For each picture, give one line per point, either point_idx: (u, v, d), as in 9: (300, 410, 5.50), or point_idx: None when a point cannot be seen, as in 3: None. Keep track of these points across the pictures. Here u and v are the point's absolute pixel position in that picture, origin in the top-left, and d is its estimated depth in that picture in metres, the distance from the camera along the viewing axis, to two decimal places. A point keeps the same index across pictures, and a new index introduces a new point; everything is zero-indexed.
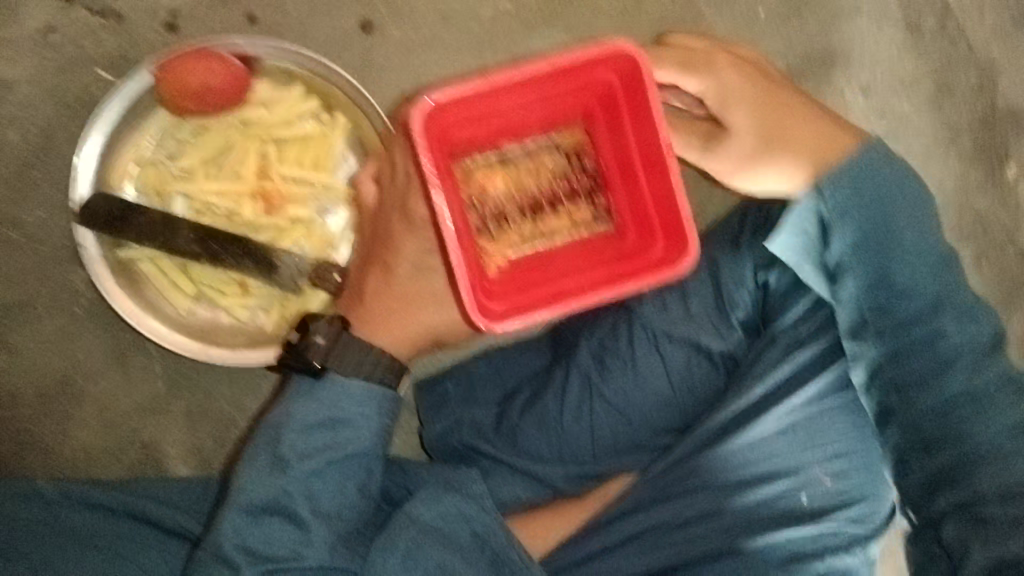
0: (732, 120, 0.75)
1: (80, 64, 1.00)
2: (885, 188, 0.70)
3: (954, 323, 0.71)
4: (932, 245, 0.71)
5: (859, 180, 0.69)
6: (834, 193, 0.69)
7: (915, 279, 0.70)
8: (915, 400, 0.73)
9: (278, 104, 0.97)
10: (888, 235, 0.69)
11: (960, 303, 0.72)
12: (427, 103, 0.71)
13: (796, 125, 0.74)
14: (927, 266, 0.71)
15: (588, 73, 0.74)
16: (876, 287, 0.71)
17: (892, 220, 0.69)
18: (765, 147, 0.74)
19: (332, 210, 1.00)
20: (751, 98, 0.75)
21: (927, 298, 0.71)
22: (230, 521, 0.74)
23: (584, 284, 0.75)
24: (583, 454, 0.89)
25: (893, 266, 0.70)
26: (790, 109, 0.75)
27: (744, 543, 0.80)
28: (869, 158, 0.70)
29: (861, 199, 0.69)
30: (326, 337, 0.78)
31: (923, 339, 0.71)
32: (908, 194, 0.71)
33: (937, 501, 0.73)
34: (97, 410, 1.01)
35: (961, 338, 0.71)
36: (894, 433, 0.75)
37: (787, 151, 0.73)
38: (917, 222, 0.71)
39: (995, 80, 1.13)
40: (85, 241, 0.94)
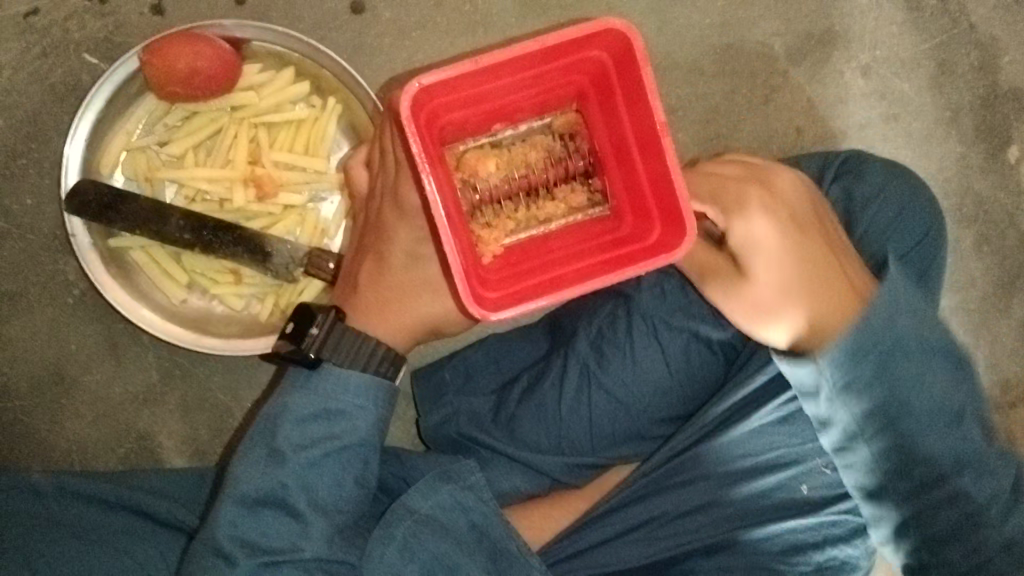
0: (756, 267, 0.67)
1: (66, 49, 0.98)
2: (899, 350, 0.63)
3: (976, 482, 0.66)
4: (946, 402, 0.65)
5: (863, 348, 0.63)
6: (836, 368, 0.64)
7: (931, 443, 0.65)
8: (946, 552, 0.67)
9: (267, 89, 0.95)
10: (898, 404, 0.64)
11: (982, 455, 0.66)
12: (416, 86, 0.68)
13: (823, 278, 0.66)
14: (944, 425, 0.65)
15: (580, 52, 0.72)
16: (890, 453, 0.66)
17: (902, 381, 0.63)
18: (784, 301, 0.66)
19: (326, 197, 0.99)
20: (781, 244, 0.66)
21: (949, 456, 0.65)
22: (225, 513, 0.73)
23: (580, 270, 0.73)
24: (582, 443, 0.88)
25: (907, 431, 0.65)
26: (815, 257, 0.67)
27: (741, 533, 0.81)
28: (880, 323, 0.63)
29: (865, 367, 0.63)
30: (321, 327, 0.77)
31: (936, 501, 0.66)
32: (925, 347, 0.63)
33: None
34: (90, 400, 1.00)
35: (982, 496, 0.66)
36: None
37: (799, 303, 0.66)
38: (932, 379, 0.64)
39: (997, 59, 1.11)
40: (75, 230, 0.92)
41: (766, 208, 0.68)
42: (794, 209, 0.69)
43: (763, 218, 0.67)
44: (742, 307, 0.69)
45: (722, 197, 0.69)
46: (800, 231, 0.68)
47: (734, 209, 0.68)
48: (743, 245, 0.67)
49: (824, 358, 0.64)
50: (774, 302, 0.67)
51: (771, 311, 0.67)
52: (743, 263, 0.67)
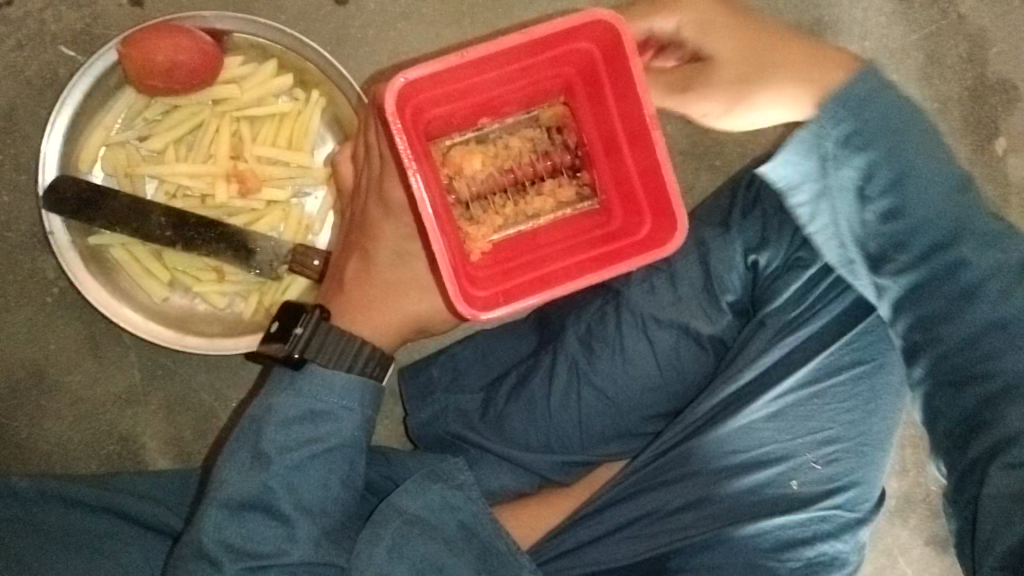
0: (716, 52, 0.73)
1: (42, 41, 0.96)
2: (893, 114, 0.67)
3: (977, 249, 0.67)
4: (940, 172, 0.68)
5: (860, 105, 0.66)
6: (835, 122, 0.66)
7: (932, 206, 0.67)
8: (943, 333, 0.69)
9: (250, 82, 0.93)
10: (901, 162, 0.66)
11: (981, 228, 0.68)
12: (400, 81, 0.67)
13: (782, 58, 0.72)
14: (943, 189, 0.67)
15: (567, 45, 0.71)
16: (897, 213, 0.67)
17: (901, 140, 0.66)
18: (751, 85, 0.73)
19: (311, 191, 0.97)
20: (728, 21, 0.74)
21: (947, 219, 0.67)
22: (210, 517, 0.72)
23: (571, 266, 0.72)
24: (571, 440, 0.88)
25: (908, 193, 0.67)
26: (772, 38, 0.73)
27: (734, 530, 0.80)
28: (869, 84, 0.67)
29: (866, 126, 0.66)
30: (306, 327, 0.75)
31: (945, 266, 0.68)
32: (916, 116, 0.68)
33: (973, 446, 0.70)
34: (71, 401, 0.98)
35: (984, 267, 0.67)
36: (930, 359, 0.71)
37: (774, 75, 0.72)
38: (925, 147, 0.67)
39: (984, 50, 1.10)
40: (53, 228, 0.91)
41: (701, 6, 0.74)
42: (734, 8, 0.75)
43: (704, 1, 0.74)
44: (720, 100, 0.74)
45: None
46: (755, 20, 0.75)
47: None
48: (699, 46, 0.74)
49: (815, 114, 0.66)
50: (740, 91, 0.73)
51: (750, 93, 0.73)
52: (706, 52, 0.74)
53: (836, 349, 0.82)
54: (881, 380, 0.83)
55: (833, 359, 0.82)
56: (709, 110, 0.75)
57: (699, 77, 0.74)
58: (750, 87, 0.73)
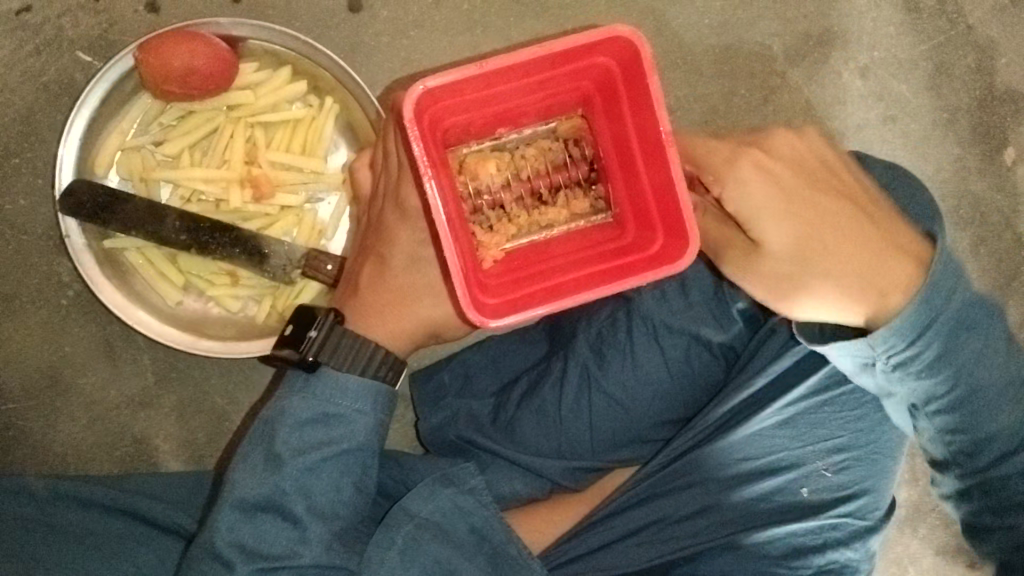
0: (772, 242, 0.68)
1: (60, 46, 0.97)
2: (959, 334, 0.68)
3: None
4: (1003, 380, 0.71)
5: (926, 332, 0.67)
6: (893, 353, 0.68)
7: (996, 420, 0.72)
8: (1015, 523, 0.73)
9: (264, 88, 0.94)
10: (962, 385, 0.70)
11: None
12: (419, 89, 0.68)
13: (835, 258, 0.69)
14: (1001, 397, 0.71)
15: (586, 58, 0.72)
16: (954, 429, 0.72)
17: (966, 361, 0.69)
18: (799, 282, 0.69)
19: (324, 197, 0.98)
20: (785, 202, 0.67)
21: (1005, 424, 0.72)
22: (223, 518, 0.72)
23: (582, 278, 0.73)
24: (582, 446, 0.88)
25: (970, 409, 0.71)
26: (836, 224, 0.69)
27: (741, 537, 0.81)
28: (940, 306, 0.67)
29: (927, 355, 0.68)
30: (320, 330, 0.76)
31: (994, 463, 0.73)
32: (981, 326, 0.69)
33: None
34: (85, 402, 0.99)
35: None
36: (999, 539, 0.74)
37: (828, 276, 0.69)
38: (990, 354, 0.70)
39: (994, 60, 1.11)
40: (69, 232, 0.91)
41: (763, 172, 0.68)
42: (795, 163, 0.70)
43: (759, 181, 0.67)
44: (765, 290, 0.71)
45: (707, 160, 0.69)
46: (810, 200, 0.68)
47: (721, 167, 0.68)
48: (746, 215, 0.68)
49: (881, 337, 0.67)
50: (784, 283, 0.70)
51: (794, 288, 0.69)
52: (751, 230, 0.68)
53: None
54: None
55: None
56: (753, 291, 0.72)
57: (747, 254, 0.70)
58: (795, 280, 0.69)
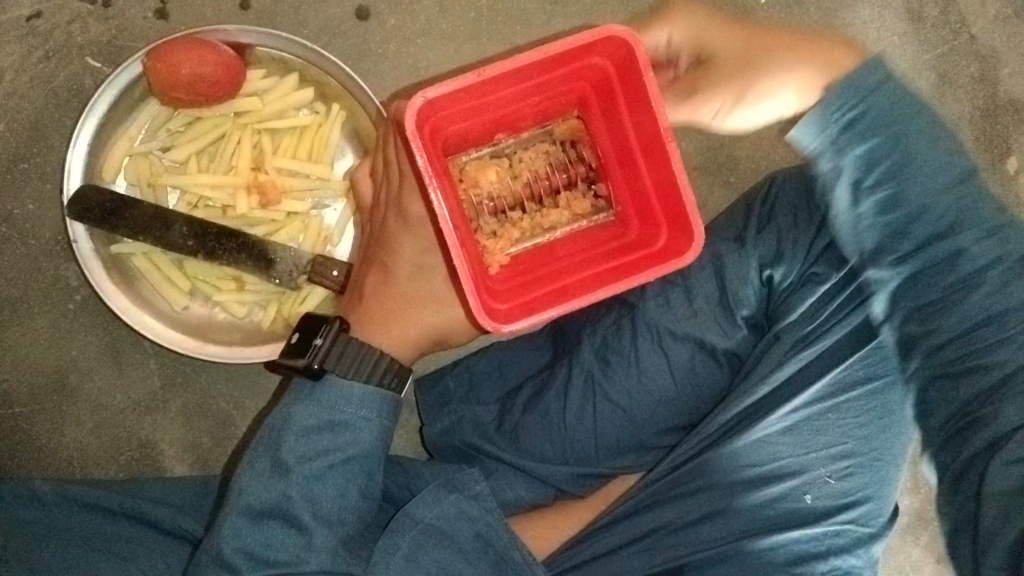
0: (720, 54, 0.76)
1: (69, 52, 0.98)
2: (900, 102, 0.61)
3: (977, 240, 0.60)
4: (944, 157, 0.61)
5: (866, 91, 0.61)
6: (841, 110, 0.61)
7: (933, 196, 0.60)
8: (938, 323, 0.61)
9: (272, 95, 0.95)
10: (903, 152, 0.60)
11: (987, 215, 0.60)
12: (419, 100, 0.69)
13: (786, 49, 0.70)
14: (949, 184, 0.60)
15: (580, 60, 0.72)
16: (894, 206, 0.61)
17: (907, 127, 0.60)
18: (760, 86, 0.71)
19: (329, 203, 0.99)
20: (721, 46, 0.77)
21: (942, 207, 0.60)
22: (230, 524, 0.73)
23: (589, 278, 0.73)
24: (586, 453, 0.88)
25: (909, 182, 0.60)
26: (776, 48, 0.72)
27: (747, 543, 0.80)
28: (875, 73, 0.61)
29: (871, 117, 0.60)
30: (326, 338, 0.76)
31: (925, 243, 0.60)
32: (920, 107, 0.62)
33: (968, 438, 0.60)
34: (90, 406, 0.99)
35: (985, 258, 0.60)
36: (920, 356, 0.63)
37: (779, 70, 0.69)
38: (933, 130, 0.61)
39: (997, 70, 1.12)
40: (77, 237, 0.92)
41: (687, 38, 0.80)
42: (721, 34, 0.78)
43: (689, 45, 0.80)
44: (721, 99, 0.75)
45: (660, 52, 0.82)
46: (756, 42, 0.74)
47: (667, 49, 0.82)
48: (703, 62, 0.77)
49: (828, 98, 0.61)
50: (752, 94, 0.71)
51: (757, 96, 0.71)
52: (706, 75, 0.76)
53: (851, 364, 0.83)
54: (893, 396, 0.83)
55: (849, 375, 0.83)
56: (716, 109, 0.76)
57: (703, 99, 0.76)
58: (757, 85, 0.71)
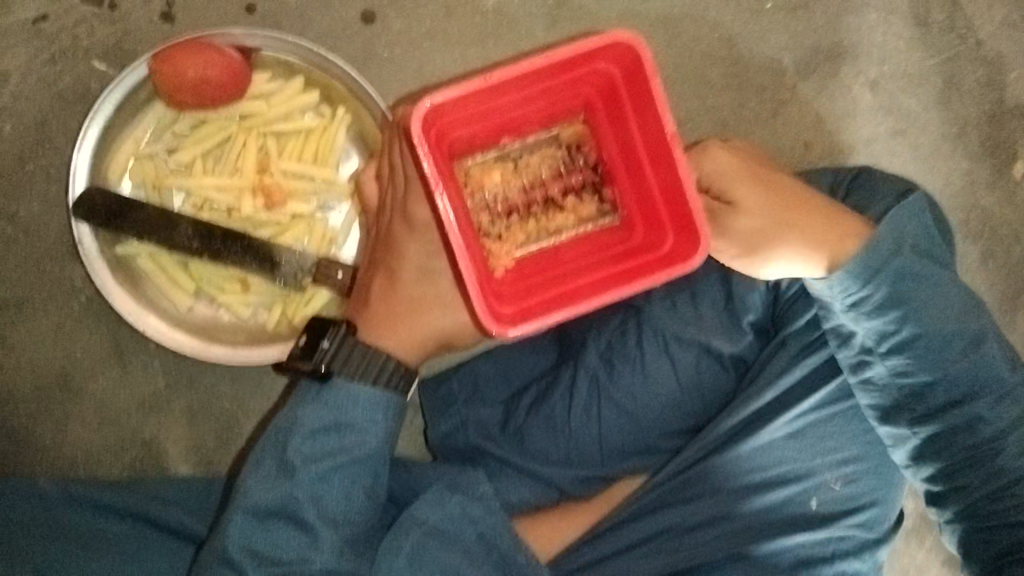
0: (744, 200, 0.75)
1: (76, 55, 0.98)
2: (914, 279, 0.73)
3: (990, 406, 0.76)
4: (954, 329, 0.75)
5: (881, 273, 0.73)
6: (850, 291, 0.74)
7: (946, 367, 0.75)
8: (966, 478, 0.78)
9: (277, 98, 0.95)
10: (916, 329, 0.74)
11: (996, 382, 0.76)
12: (426, 105, 0.69)
13: (799, 221, 0.75)
14: (962, 353, 0.75)
15: (587, 65, 0.72)
16: (908, 372, 0.76)
17: (918, 306, 0.74)
18: (766, 243, 0.75)
19: (334, 206, 0.98)
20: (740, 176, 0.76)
21: (961, 381, 0.75)
22: (235, 522, 0.72)
23: (595, 282, 0.73)
24: (591, 456, 0.88)
25: (922, 357, 0.75)
26: (791, 205, 0.76)
27: (751, 548, 0.81)
28: (896, 261, 0.73)
29: (881, 296, 0.74)
30: (332, 341, 0.76)
31: (945, 408, 0.76)
32: (935, 275, 0.75)
33: (1010, 571, 0.78)
34: (95, 406, 0.99)
35: (998, 423, 0.76)
36: (954, 505, 0.80)
37: (787, 238, 0.75)
38: (944, 302, 0.75)
39: (1002, 75, 1.12)
40: (82, 238, 0.92)
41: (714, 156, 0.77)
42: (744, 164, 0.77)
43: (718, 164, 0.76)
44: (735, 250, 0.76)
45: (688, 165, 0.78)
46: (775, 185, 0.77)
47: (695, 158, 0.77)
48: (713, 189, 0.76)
49: (834, 280, 0.74)
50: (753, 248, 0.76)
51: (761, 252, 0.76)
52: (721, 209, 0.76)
53: None
54: None
55: None
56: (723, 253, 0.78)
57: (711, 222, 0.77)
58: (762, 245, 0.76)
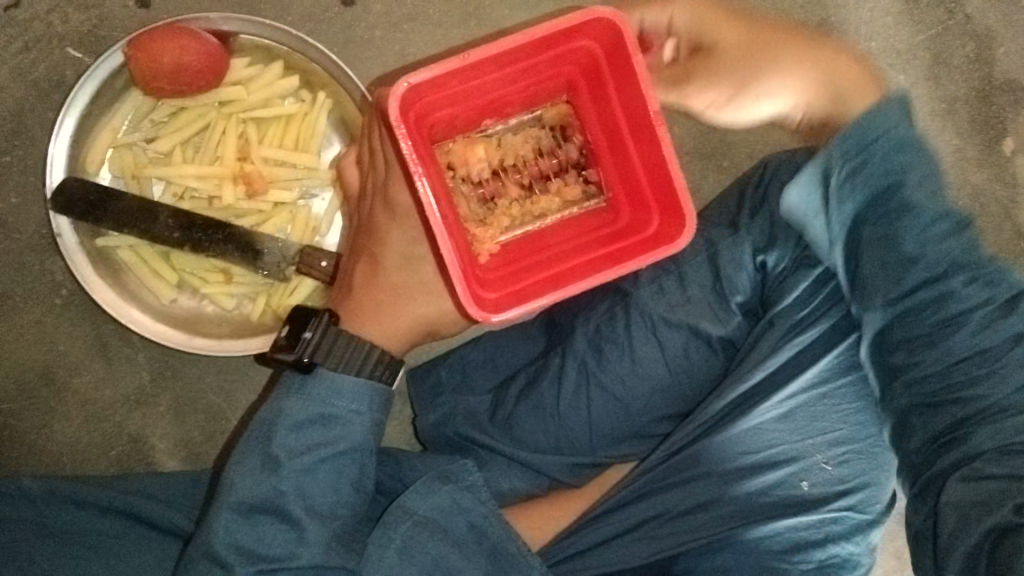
0: (720, 38, 0.72)
1: (50, 43, 0.96)
2: (894, 142, 0.61)
3: (967, 283, 0.62)
4: (941, 200, 0.62)
5: (854, 135, 0.61)
6: (842, 160, 0.62)
7: (927, 243, 0.62)
8: (924, 366, 0.64)
9: (256, 83, 0.93)
10: (902, 196, 0.61)
11: (977, 262, 0.62)
12: (403, 87, 0.67)
13: (792, 49, 0.69)
14: (947, 225, 0.62)
15: (568, 43, 0.71)
16: (887, 248, 0.63)
17: (904, 170, 0.61)
18: (757, 75, 0.69)
19: (318, 193, 0.97)
20: (711, 11, 0.74)
21: (939, 257, 0.62)
22: (220, 518, 0.71)
23: (581, 266, 0.72)
24: (581, 442, 0.88)
25: (904, 227, 0.62)
26: (777, 33, 0.70)
27: (744, 531, 0.80)
28: (885, 120, 0.61)
29: (867, 156, 0.61)
30: (315, 331, 0.75)
31: (915, 284, 0.63)
32: (927, 149, 0.62)
33: (942, 459, 0.64)
34: (80, 401, 0.98)
35: (974, 301, 0.62)
36: (903, 395, 0.67)
37: (783, 68, 0.68)
38: (933, 171, 0.62)
39: (992, 50, 1.10)
40: (61, 230, 0.90)
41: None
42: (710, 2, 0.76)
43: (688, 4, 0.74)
44: (723, 84, 0.70)
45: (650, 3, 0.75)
46: (758, 21, 0.72)
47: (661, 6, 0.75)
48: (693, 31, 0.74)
49: (831, 146, 0.62)
50: (744, 82, 0.69)
51: (753, 83, 0.69)
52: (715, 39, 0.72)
53: (843, 352, 0.82)
54: None
55: (841, 360, 0.82)
56: (713, 98, 0.71)
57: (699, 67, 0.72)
58: (753, 75, 0.69)
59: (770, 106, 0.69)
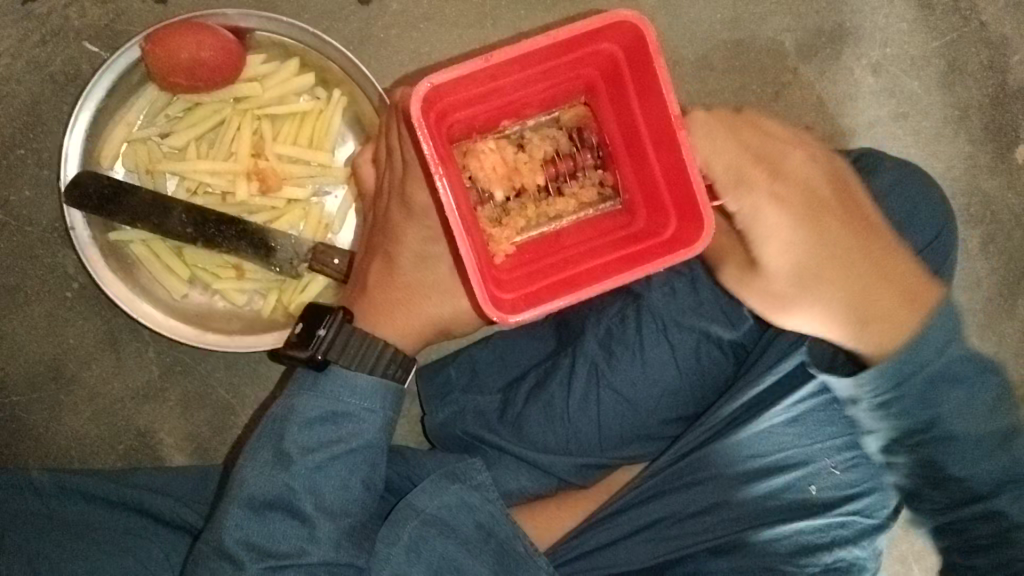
0: (768, 261, 0.66)
1: (66, 36, 0.96)
2: (940, 375, 0.66)
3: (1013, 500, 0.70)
4: (979, 427, 0.68)
5: (906, 375, 0.66)
6: (882, 392, 0.67)
7: (963, 465, 0.69)
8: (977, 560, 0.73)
9: (272, 80, 0.93)
10: (940, 428, 0.68)
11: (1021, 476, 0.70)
12: (425, 87, 0.67)
13: (839, 282, 0.66)
14: (986, 446, 0.69)
15: (588, 46, 0.71)
16: (918, 465, 0.70)
17: (946, 409, 0.67)
18: (797, 299, 0.67)
19: (330, 191, 0.98)
20: (793, 221, 0.65)
21: (989, 475, 0.70)
22: (232, 516, 0.72)
23: (598, 268, 0.72)
24: (589, 443, 0.88)
25: (939, 451, 0.69)
26: (835, 253, 0.66)
27: (753, 534, 0.81)
28: (938, 357, 0.66)
29: (909, 395, 0.67)
30: (329, 328, 0.75)
31: (953, 500, 0.71)
32: (975, 379, 0.68)
33: None
34: (89, 395, 0.98)
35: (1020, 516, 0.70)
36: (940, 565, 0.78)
37: (825, 300, 0.66)
38: (973, 404, 0.68)
39: (1006, 57, 1.11)
40: (75, 224, 0.91)
41: (776, 200, 0.65)
42: (807, 197, 0.66)
43: (775, 210, 0.65)
44: (757, 299, 0.69)
45: (724, 183, 0.67)
46: (827, 228, 0.66)
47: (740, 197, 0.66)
48: (752, 229, 0.66)
49: (863, 379, 0.67)
50: (783, 302, 0.68)
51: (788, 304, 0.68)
52: (756, 253, 0.67)
53: None
54: None
55: None
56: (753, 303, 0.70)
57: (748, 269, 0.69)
58: (792, 300, 0.67)
59: (805, 327, 0.69)
